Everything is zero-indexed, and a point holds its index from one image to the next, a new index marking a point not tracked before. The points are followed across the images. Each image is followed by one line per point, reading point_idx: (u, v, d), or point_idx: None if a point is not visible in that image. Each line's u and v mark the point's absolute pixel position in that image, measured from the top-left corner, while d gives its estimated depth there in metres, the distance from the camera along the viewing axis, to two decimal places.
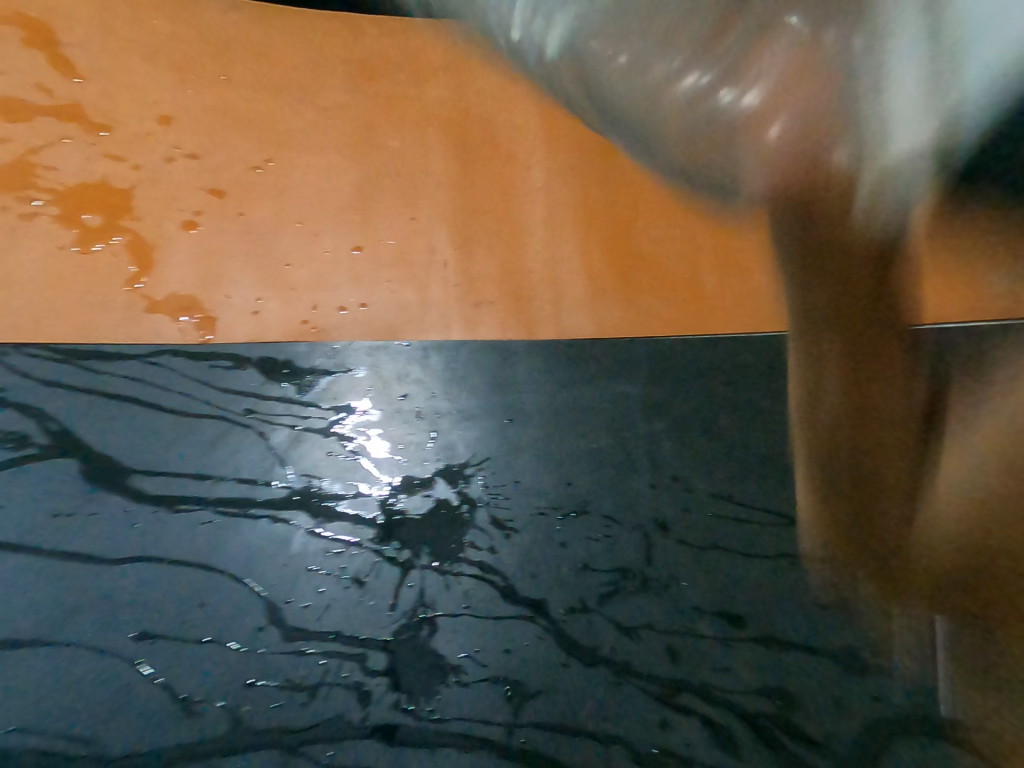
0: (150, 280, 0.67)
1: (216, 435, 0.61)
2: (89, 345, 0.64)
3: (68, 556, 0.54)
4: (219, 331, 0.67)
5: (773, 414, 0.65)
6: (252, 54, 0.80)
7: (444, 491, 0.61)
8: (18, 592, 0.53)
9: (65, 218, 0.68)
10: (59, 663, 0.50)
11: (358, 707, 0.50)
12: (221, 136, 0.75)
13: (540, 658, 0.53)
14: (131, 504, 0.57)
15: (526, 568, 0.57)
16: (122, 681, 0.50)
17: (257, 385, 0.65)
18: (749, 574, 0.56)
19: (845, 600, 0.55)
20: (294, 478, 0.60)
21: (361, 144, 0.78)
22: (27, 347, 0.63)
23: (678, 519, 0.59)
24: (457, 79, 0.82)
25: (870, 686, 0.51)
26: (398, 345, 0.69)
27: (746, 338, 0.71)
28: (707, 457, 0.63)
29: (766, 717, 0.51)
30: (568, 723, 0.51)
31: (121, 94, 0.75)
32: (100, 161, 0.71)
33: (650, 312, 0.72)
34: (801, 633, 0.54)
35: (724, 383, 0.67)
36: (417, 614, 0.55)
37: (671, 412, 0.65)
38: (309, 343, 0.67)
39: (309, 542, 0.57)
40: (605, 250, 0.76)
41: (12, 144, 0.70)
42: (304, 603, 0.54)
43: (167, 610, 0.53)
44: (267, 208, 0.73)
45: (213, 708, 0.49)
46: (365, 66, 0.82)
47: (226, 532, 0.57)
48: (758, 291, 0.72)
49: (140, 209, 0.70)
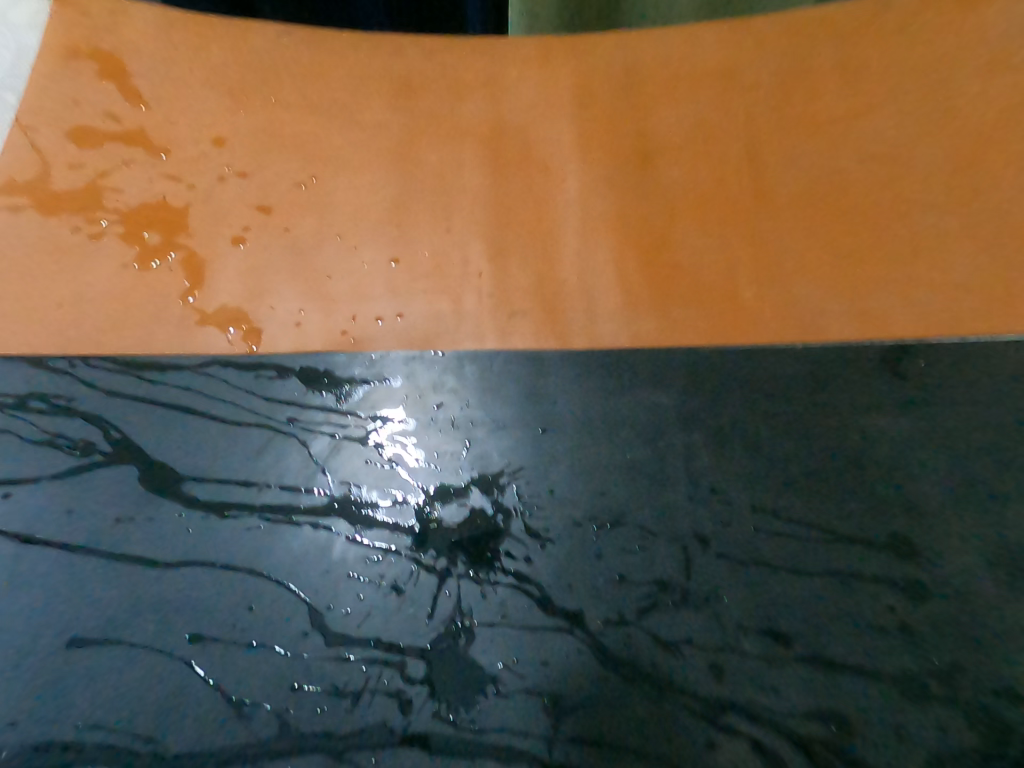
0: (201, 294, 0.70)
1: (262, 443, 0.64)
2: (146, 356, 0.67)
3: (127, 559, 0.57)
4: (264, 342, 0.69)
5: (820, 427, 0.62)
6: (297, 77, 0.83)
7: (479, 500, 0.61)
8: (82, 592, 0.55)
9: (127, 236, 0.72)
10: (120, 661, 0.52)
11: (399, 715, 0.51)
12: (269, 156, 0.79)
13: (578, 671, 0.53)
14: (183, 509, 0.60)
15: (563, 579, 0.57)
16: (177, 681, 0.52)
17: (299, 394, 0.67)
18: (795, 591, 0.55)
19: (899, 622, 0.53)
20: (334, 485, 0.62)
21: (399, 159, 0.80)
22: (92, 359, 0.66)
23: (719, 533, 0.58)
24: (493, 95, 0.84)
25: (929, 713, 0.49)
26: (434, 355, 0.70)
27: (791, 349, 0.67)
28: (749, 469, 0.61)
29: (815, 741, 0.49)
30: (607, 738, 0.50)
31: (179, 119, 0.79)
32: (158, 182, 0.75)
33: (683, 321, 0.70)
34: (853, 654, 0.52)
35: (765, 394, 0.65)
36: (455, 623, 0.55)
37: (710, 423, 0.64)
38: (348, 353, 0.69)
39: (349, 549, 0.58)
40: (639, 258, 0.74)
41: (80, 168, 0.75)
42: (345, 609, 0.55)
43: (217, 613, 0.55)
44: (311, 223, 0.76)
45: (262, 710, 0.51)
46: (404, 86, 0.84)
47: (271, 538, 0.59)
48: (801, 300, 0.69)
49: (193, 227, 0.74)
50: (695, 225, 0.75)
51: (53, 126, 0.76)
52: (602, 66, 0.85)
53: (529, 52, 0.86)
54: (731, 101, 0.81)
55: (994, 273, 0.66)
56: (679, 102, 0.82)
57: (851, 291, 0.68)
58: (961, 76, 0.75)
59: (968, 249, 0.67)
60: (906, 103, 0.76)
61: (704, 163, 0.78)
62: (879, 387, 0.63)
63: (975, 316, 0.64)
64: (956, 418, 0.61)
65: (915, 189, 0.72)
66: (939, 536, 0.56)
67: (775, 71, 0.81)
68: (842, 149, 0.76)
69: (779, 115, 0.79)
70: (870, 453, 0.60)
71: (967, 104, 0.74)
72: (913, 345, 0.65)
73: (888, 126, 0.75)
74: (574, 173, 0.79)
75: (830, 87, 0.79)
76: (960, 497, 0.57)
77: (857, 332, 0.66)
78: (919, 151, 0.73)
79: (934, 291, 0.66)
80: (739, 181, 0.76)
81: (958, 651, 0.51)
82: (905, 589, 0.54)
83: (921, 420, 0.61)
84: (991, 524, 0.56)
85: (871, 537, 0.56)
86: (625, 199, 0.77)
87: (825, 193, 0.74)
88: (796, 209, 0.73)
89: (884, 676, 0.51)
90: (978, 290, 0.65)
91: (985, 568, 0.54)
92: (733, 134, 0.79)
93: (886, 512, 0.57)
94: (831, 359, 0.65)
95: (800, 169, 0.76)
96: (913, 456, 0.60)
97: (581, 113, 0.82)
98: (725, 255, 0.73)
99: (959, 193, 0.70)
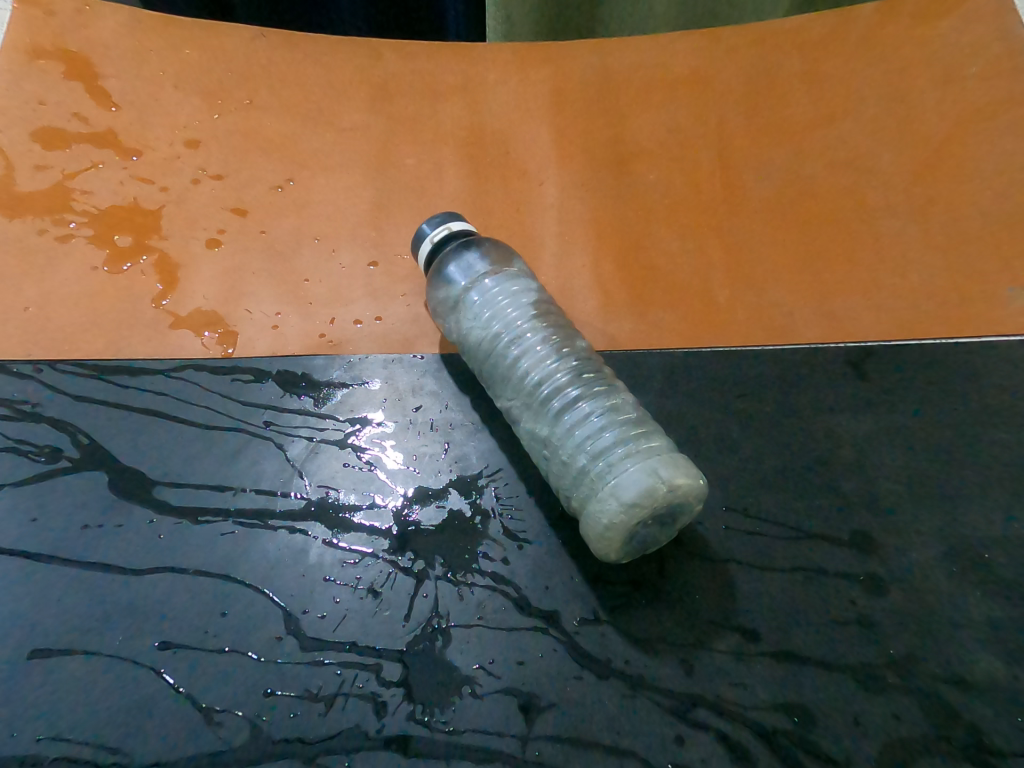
0: (174, 297, 0.70)
1: (237, 447, 0.63)
2: (118, 361, 0.66)
3: (96, 567, 0.56)
4: (240, 345, 0.69)
5: (788, 427, 0.64)
6: (273, 80, 0.83)
7: (457, 503, 0.62)
8: (48, 602, 0.54)
9: (97, 239, 0.71)
10: (86, 672, 0.52)
11: (373, 718, 0.51)
12: (245, 159, 0.78)
13: (553, 670, 0.53)
14: (155, 515, 0.59)
15: (539, 579, 0.58)
16: (146, 691, 0.51)
17: (276, 397, 0.66)
18: (765, 588, 0.56)
19: (864, 617, 0.54)
20: (311, 489, 0.62)
21: (377, 164, 0.80)
22: (60, 364, 0.65)
23: (692, 532, 0.59)
24: (471, 100, 0.85)
25: (892, 705, 0.51)
26: (412, 358, 0.70)
27: (760, 351, 0.68)
28: (720, 470, 0.62)
29: (782, 734, 0.50)
30: (580, 736, 0.51)
31: (151, 121, 0.78)
32: (131, 185, 0.74)
33: (658, 325, 0.71)
34: (821, 649, 0.53)
35: (737, 396, 0.66)
36: (431, 624, 0.55)
37: (683, 425, 0.65)
38: (326, 357, 0.69)
39: (325, 553, 0.58)
40: (615, 262, 0.75)
41: (49, 170, 0.73)
42: (321, 613, 0.55)
43: (189, 620, 0.54)
44: (287, 226, 0.75)
45: (234, 717, 0.50)
46: (382, 89, 0.85)
47: (245, 543, 0.58)
48: (771, 303, 0.71)
49: (167, 230, 0.73)
50: (668, 230, 0.76)
51: (20, 126, 0.75)
52: (578, 74, 0.87)
53: (506, 57, 0.87)
54: (704, 109, 0.83)
55: (952, 277, 0.68)
56: (654, 109, 0.84)
57: (818, 295, 0.70)
58: (921, 88, 0.78)
59: (927, 255, 0.70)
60: (871, 114, 0.79)
61: (679, 169, 0.80)
62: (844, 388, 0.65)
63: (933, 318, 0.67)
64: (918, 418, 0.63)
65: (880, 197, 0.74)
66: (901, 532, 0.58)
67: (746, 80, 0.84)
68: (811, 157, 0.78)
69: (752, 124, 0.81)
70: (834, 452, 0.62)
71: (928, 116, 0.77)
72: (876, 347, 0.67)
73: (853, 135, 0.78)
74: (551, 179, 0.80)
75: (799, 97, 0.81)
76: (919, 494, 0.59)
77: (823, 334, 0.68)
78: (883, 161, 0.76)
79: (895, 295, 0.69)
80: (713, 188, 0.78)
81: (920, 644, 0.53)
82: (870, 584, 0.56)
83: (884, 421, 0.63)
84: (947, 519, 0.58)
85: (836, 534, 0.58)
86: (602, 205, 0.78)
87: (795, 200, 0.76)
88: (767, 215, 0.75)
89: (849, 669, 0.52)
90: (936, 293, 0.68)
91: (942, 561, 0.56)
92: (706, 141, 0.81)
93: (851, 509, 0.59)
94: (799, 360, 0.67)
95: (771, 176, 0.78)
96: (876, 455, 0.62)
97: (558, 120, 0.84)
98: (698, 260, 0.74)
99: (920, 200, 0.73)
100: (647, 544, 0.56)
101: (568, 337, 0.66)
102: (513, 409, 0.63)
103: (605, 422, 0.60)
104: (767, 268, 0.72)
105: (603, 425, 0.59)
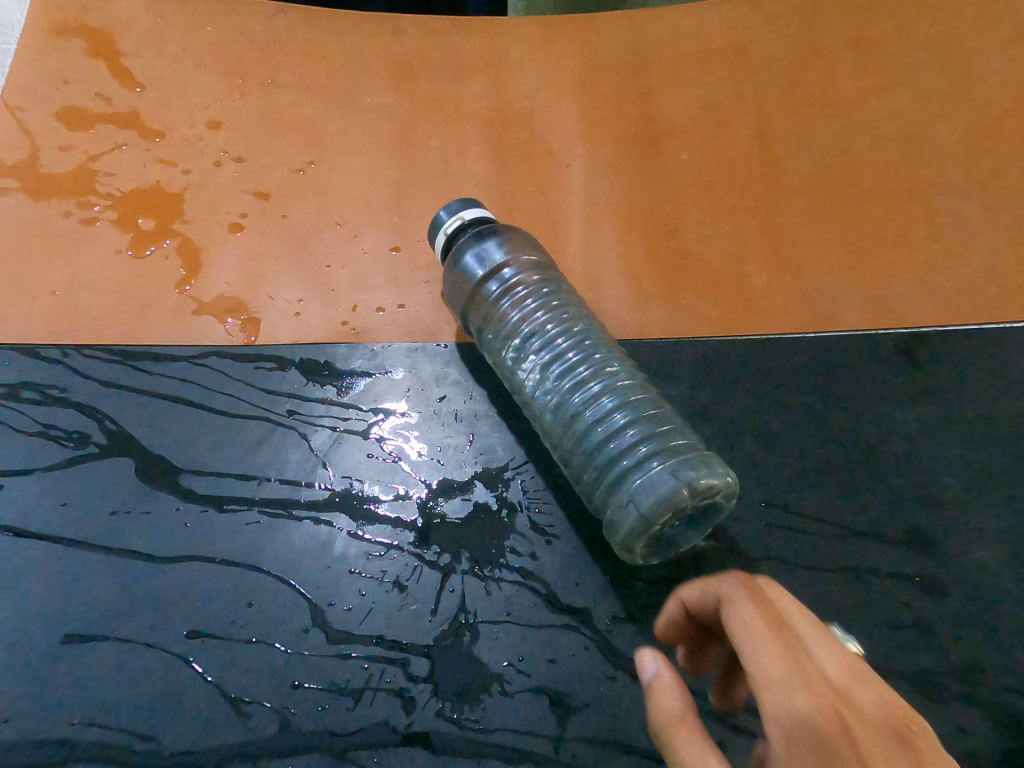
0: (197, 282, 0.69)
1: (261, 435, 0.62)
2: (142, 347, 0.65)
3: (124, 553, 0.56)
4: (262, 332, 0.67)
5: (833, 421, 0.61)
6: (294, 59, 0.81)
7: (483, 495, 0.60)
8: (77, 588, 0.54)
9: (121, 221, 0.70)
10: (118, 658, 0.51)
11: (402, 714, 0.50)
12: (265, 140, 0.76)
13: (585, 670, 0.51)
14: (181, 503, 0.58)
15: (567, 576, 0.56)
16: (175, 679, 0.51)
17: (299, 386, 0.65)
18: (808, 588, 0.53)
19: (920, 620, 0.51)
20: (335, 480, 0.60)
21: (400, 145, 0.78)
22: (86, 349, 0.65)
23: (730, 528, 0.56)
24: (495, 78, 0.82)
25: (954, 714, 0.48)
26: (436, 346, 0.68)
27: (802, 340, 0.65)
28: (760, 464, 0.59)
29: None
30: (614, 738, 0.49)
31: (172, 102, 0.77)
32: (153, 167, 0.73)
33: (692, 311, 0.68)
34: (870, 653, 0.51)
35: (776, 386, 0.63)
36: (458, 620, 0.54)
37: (719, 417, 0.62)
38: (348, 345, 0.67)
39: (350, 544, 0.57)
40: (647, 246, 0.71)
41: (72, 151, 0.73)
42: (347, 605, 0.54)
43: (216, 609, 0.54)
44: (309, 210, 0.74)
45: (262, 709, 0.50)
46: (403, 68, 0.82)
47: (271, 532, 0.57)
48: (814, 288, 0.67)
49: (189, 213, 0.72)
50: (704, 211, 0.72)
51: (43, 106, 0.74)
52: (608, 49, 0.83)
53: (532, 31, 0.84)
54: (742, 82, 0.78)
55: (1017, 257, 0.64)
56: (688, 83, 0.80)
57: (865, 279, 0.66)
58: (982, 53, 0.73)
59: (987, 236, 0.65)
60: (925, 83, 0.73)
61: (715, 146, 0.76)
62: (897, 379, 0.61)
63: (996, 302, 0.62)
64: (977, 409, 0.59)
65: (934, 173, 0.69)
66: (959, 530, 0.54)
67: (788, 50, 0.79)
68: (858, 132, 0.73)
69: (793, 99, 0.77)
70: (883, 448, 0.59)
71: (988, 85, 0.71)
72: (931, 334, 0.62)
73: (906, 107, 0.73)
74: (579, 159, 0.77)
75: (846, 68, 0.77)
76: (978, 492, 0.56)
77: (872, 321, 0.64)
78: (936, 134, 0.71)
79: (952, 277, 0.64)
80: (751, 165, 0.74)
81: (980, 649, 0.50)
82: (924, 585, 0.52)
83: (938, 414, 0.59)
84: (1010, 520, 0.54)
85: (887, 534, 0.55)
86: (633, 186, 0.75)
87: (840, 178, 0.71)
88: (811, 194, 0.71)
89: (901, 674, 0.49)
90: (999, 275, 0.63)
91: (1004, 564, 0.52)
92: (744, 116, 0.77)
93: (903, 509, 0.56)
94: (844, 349, 0.64)
95: (815, 153, 0.73)
96: (929, 450, 0.58)
97: (586, 99, 0.80)
98: (735, 243, 0.70)
99: (980, 174, 0.68)
100: (672, 544, 0.54)
101: (590, 329, 0.63)
102: (531, 405, 0.61)
103: (630, 417, 0.57)
104: (811, 252, 0.68)
105: (629, 420, 0.57)
